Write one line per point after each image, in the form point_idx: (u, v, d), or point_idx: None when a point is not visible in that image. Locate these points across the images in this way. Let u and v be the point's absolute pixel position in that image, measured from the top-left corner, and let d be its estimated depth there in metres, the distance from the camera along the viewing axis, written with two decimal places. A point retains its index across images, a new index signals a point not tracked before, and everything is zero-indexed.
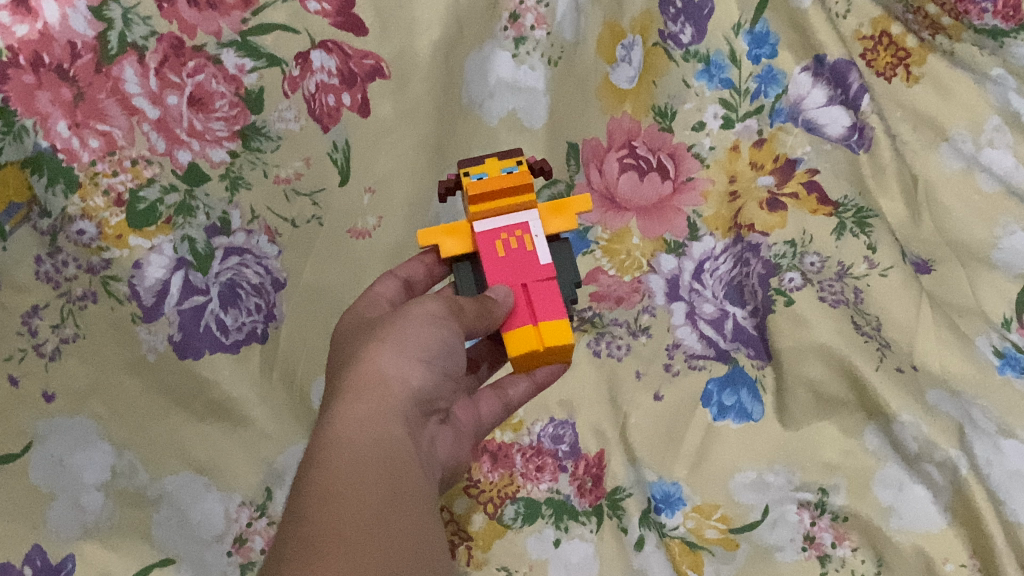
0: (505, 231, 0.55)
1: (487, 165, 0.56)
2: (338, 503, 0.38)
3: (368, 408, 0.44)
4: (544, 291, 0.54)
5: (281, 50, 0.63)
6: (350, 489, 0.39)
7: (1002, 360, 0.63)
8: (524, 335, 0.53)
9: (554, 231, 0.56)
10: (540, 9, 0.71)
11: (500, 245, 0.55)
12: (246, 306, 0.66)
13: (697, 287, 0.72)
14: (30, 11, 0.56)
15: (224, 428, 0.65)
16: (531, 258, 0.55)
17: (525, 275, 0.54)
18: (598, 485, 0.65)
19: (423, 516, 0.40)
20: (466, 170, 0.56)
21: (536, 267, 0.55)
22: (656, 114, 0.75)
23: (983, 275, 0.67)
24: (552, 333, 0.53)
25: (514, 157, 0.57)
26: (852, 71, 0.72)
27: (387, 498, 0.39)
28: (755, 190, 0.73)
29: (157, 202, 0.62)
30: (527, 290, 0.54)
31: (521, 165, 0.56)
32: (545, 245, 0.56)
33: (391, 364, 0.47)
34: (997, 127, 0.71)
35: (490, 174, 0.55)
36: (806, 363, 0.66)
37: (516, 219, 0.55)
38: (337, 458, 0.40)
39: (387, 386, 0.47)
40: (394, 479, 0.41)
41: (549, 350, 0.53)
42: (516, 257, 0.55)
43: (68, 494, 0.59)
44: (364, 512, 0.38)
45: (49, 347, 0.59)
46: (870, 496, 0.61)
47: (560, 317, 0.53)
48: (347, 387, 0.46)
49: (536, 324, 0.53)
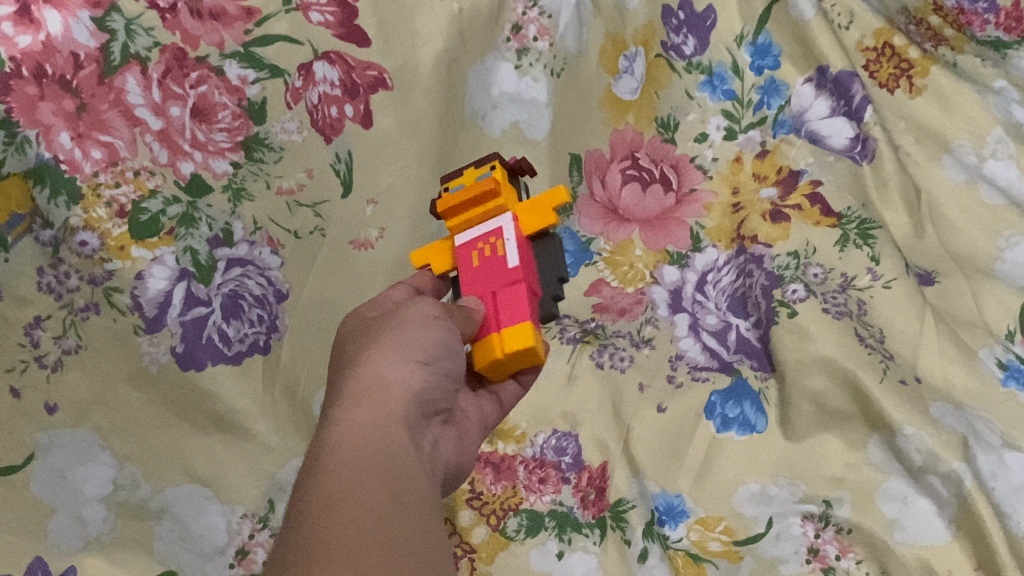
0: (480, 239, 0.55)
1: (465, 176, 0.58)
2: (342, 508, 0.37)
3: (369, 412, 0.44)
4: (512, 297, 0.53)
5: (284, 61, 0.63)
6: (353, 495, 0.38)
7: (1006, 372, 0.63)
8: (489, 344, 0.53)
9: (530, 230, 0.55)
10: (543, 20, 0.71)
11: (474, 254, 0.55)
12: (248, 317, 0.65)
13: (700, 299, 0.72)
14: (34, 22, 0.56)
15: (227, 441, 0.65)
16: (500, 262, 0.54)
17: (495, 282, 0.54)
18: (601, 497, 0.65)
19: (428, 515, 0.40)
20: (447, 184, 0.58)
21: (504, 271, 0.53)
22: (659, 125, 0.75)
23: (985, 287, 0.67)
24: (515, 340, 0.52)
25: (491, 162, 0.57)
26: (855, 82, 0.72)
27: (392, 504, 0.39)
28: (757, 203, 0.73)
29: (159, 213, 0.62)
30: (496, 297, 0.53)
31: (495, 169, 0.56)
32: (516, 248, 0.54)
33: (390, 366, 0.47)
34: (1000, 139, 0.70)
35: (465, 184, 0.57)
36: (810, 376, 0.66)
37: (489, 226, 0.55)
38: (340, 463, 0.40)
39: (387, 389, 0.46)
40: (398, 483, 0.40)
41: (513, 357, 0.53)
42: (488, 264, 0.54)
43: (69, 507, 0.58)
44: (368, 519, 0.37)
45: (51, 358, 0.59)
46: (875, 510, 0.61)
47: (524, 322, 0.52)
48: (348, 392, 0.46)
49: (500, 332, 0.53)
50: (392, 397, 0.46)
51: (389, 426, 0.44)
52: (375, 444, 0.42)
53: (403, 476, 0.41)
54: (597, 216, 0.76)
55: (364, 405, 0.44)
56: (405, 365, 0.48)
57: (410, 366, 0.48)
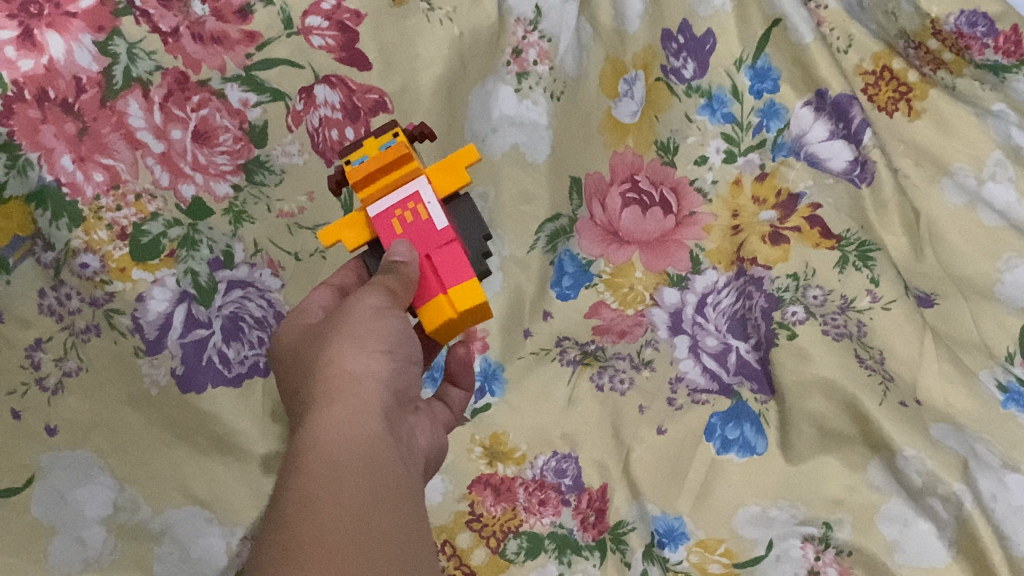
0: (397, 207, 0.53)
1: (367, 147, 0.54)
2: (320, 510, 0.35)
3: (345, 409, 0.41)
4: (448, 257, 0.52)
5: (286, 85, 0.64)
6: (332, 493, 0.36)
7: (1006, 395, 0.63)
8: (436, 306, 0.51)
9: (444, 193, 0.53)
10: (543, 44, 0.71)
11: (396, 222, 0.52)
12: (248, 339, 0.66)
13: (700, 321, 0.72)
14: (36, 45, 0.55)
15: (227, 462, 0.65)
16: (426, 226, 0.52)
17: (426, 244, 0.52)
18: (601, 519, 0.65)
19: (410, 510, 0.38)
20: (346, 158, 0.54)
21: (434, 234, 0.52)
22: (658, 148, 0.75)
23: (985, 308, 0.67)
24: (463, 296, 0.51)
25: (389, 130, 0.54)
26: (854, 105, 0.70)
27: (372, 502, 0.36)
28: (757, 225, 0.73)
29: (160, 236, 0.62)
30: (430, 259, 0.52)
31: (398, 137, 0.54)
32: (440, 209, 0.52)
33: (357, 361, 0.44)
34: (999, 162, 0.70)
35: (370, 154, 0.53)
36: (810, 398, 0.66)
37: (406, 190, 0.53)
38: (317, 465, 0.37)
39: (360, 384, 0.43)
40: (377, 480, 0.38)
41: (463, 317, 0.52)
42: (413, 229, 0.52)
43: (70, 531, 0.59)
44: (346, 518, 0.35)
45: (51, 381, 0.58)
46: (874, 531, 0.61)
47: (467, 278, 0.51)
48: (318, 393, 0.42)
49: (446, 292, 0.51)
50: (365, 391, 0.43)
51: (369, 421, 0.41)
52: (353, 439, 0.39)
53: (384, 472, 0.38)
54: (597, 238, 0.75)
55: (336, 401, 0.41)
56: (370, 357, 0.45)
57: (376, 356, 0.45)
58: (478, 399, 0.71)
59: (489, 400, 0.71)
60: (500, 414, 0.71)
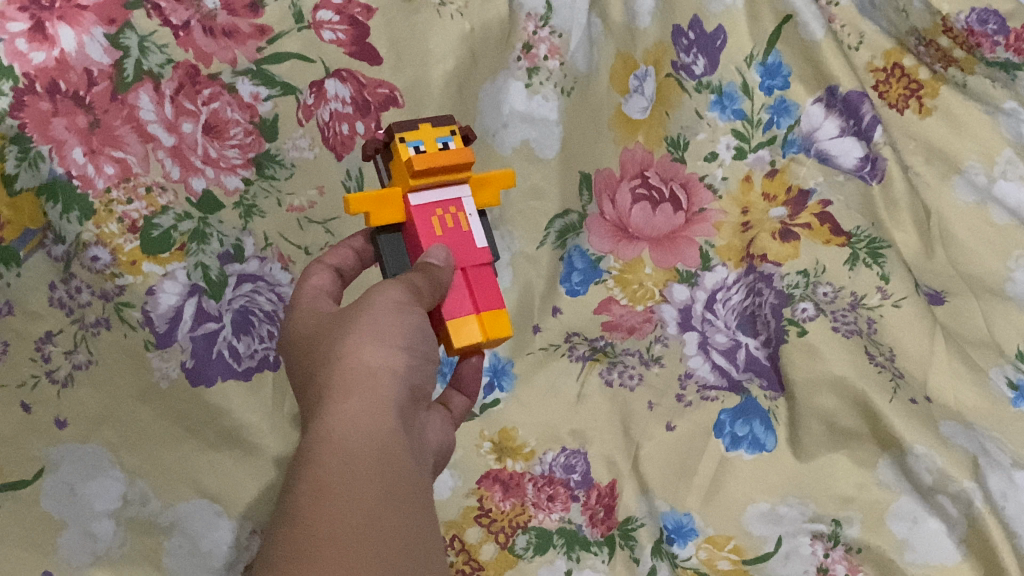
0: (439, 207, 0.53)
1: (421, 132, 0.53)
2: (332, 505, 0.35)
3: (362, 402, 0.40)
4: (482, 277, 0.53)
5: (296, 79, 0.64)
6: (345, 489, 0.36)
7: (1016, 393, 0.64)
8: (466, 322, 0.51)
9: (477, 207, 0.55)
10: (554, 40, 0.71)
11: (436, 222, 0.52)
12: (258, 333, 0.66)
13: (709, 317, 0.72)
14: (48, 39, 0.55)
15: (236, 456, 0.65)
16: (466, 238, 0.53)
17: (463, 257, 0.52)
18: (610, 515, 0.65)
19: (421, 507, 0.38)
20: (401, 136, 0.52)
21: (472, 250, 0.53)
22: (668, 144, 0.75)
23: (997, 307, 0.68)
24: (493, 323, 0.52)
25: (447, 125, 0.54)
26: (864, 103, 0.71)
27: (384, 499, 0.36)
28: (767, 222, 0.73)
29: (171, 229, 0.62)
30: (467, 275, 0.52)
31: (454, 136, 0.54)
32: (478, 224, 0.54)
33: (374, 354, 0.44)
34: (1009, 160, 0.72)
35: (427, 144, 0.52)
36: (819, 395, 0.66)
37: (450, 195, 0.53)
38: (331, 458, 0.37)
39: (377, 377, 0.42)
40: (390, 476, 0.38)
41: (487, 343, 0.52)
42: (453, 236, 0.52)
43: (79, 523, 0.59)
44: (358, 512, 0.35)
45: (62, 373, 0.59)
46: (885, 529, 0.61)
47: (499, 306, 0.53)
48: (334, 384, 0.42)
49: (477, 313, 0.52)
50: (382, 385, 0.42)
51: (384, 416, 0.40)
52: (368, 434, 0.39)
53: (398, 467, 0.38)
54: (607, 234, 0.75)
55: (352, 395, 0.41)
56: (388, 351, 0.44)
57: (393, 351, 0.44)
58: (487, 395, 0.71)
59: (498, 396, 0.71)
60: (510, 410, 0.71)
